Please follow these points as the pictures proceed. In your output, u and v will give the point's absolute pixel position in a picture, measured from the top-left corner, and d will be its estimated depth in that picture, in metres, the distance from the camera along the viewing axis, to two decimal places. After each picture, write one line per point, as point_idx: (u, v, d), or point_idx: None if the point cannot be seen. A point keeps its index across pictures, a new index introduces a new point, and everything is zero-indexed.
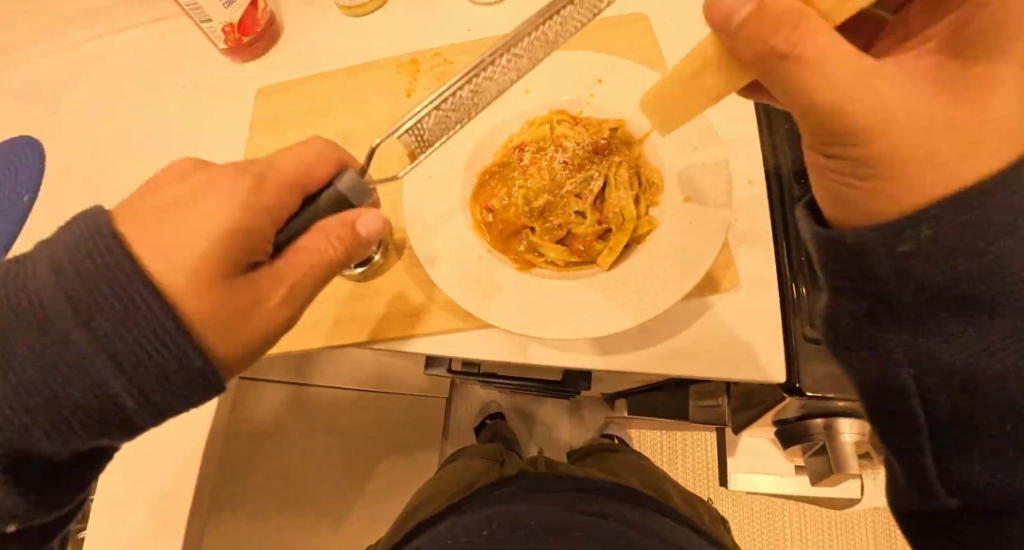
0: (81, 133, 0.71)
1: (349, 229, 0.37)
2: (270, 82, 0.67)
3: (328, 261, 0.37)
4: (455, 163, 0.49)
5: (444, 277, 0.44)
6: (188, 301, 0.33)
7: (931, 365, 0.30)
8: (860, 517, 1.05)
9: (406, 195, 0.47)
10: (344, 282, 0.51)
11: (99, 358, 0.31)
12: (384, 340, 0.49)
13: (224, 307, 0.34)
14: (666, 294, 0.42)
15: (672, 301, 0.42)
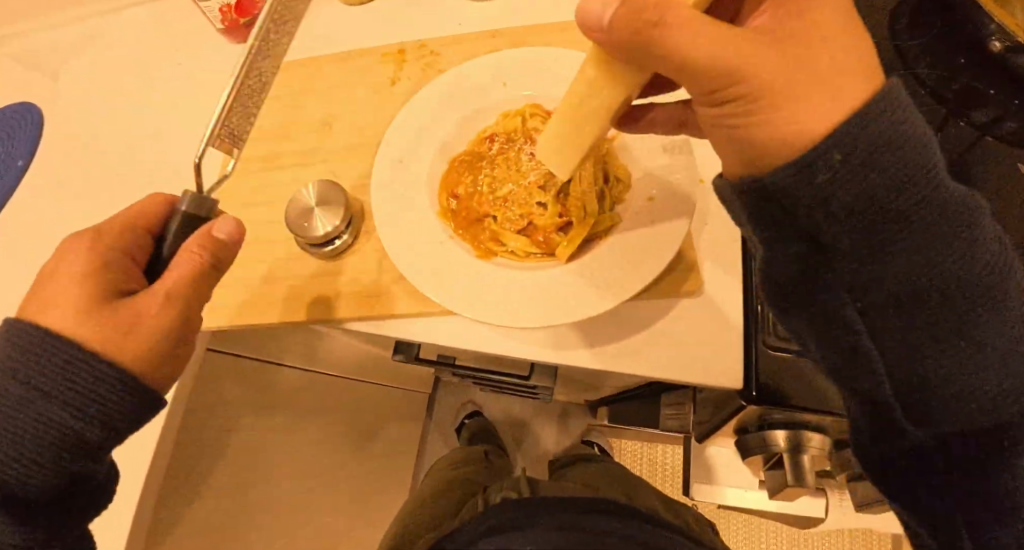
0: (84, 104, 0.73)
1: (207, 235, 0.41)
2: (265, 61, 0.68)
3: (198, 271, 0.40)
4: (426, 149, 0.50)
5: (405, 260, 0.45)
6: (79, 331, 0.36)
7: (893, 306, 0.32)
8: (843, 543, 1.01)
9: (377, 179, 0.49)
10: (312, 260, 0.52)
11: (34, 405, 0.35)
12: (344, 321, 0.50)
13: (110, 327, 0.37)
14: (618, 289, 0.42)
15: (622, 298, 0.41)
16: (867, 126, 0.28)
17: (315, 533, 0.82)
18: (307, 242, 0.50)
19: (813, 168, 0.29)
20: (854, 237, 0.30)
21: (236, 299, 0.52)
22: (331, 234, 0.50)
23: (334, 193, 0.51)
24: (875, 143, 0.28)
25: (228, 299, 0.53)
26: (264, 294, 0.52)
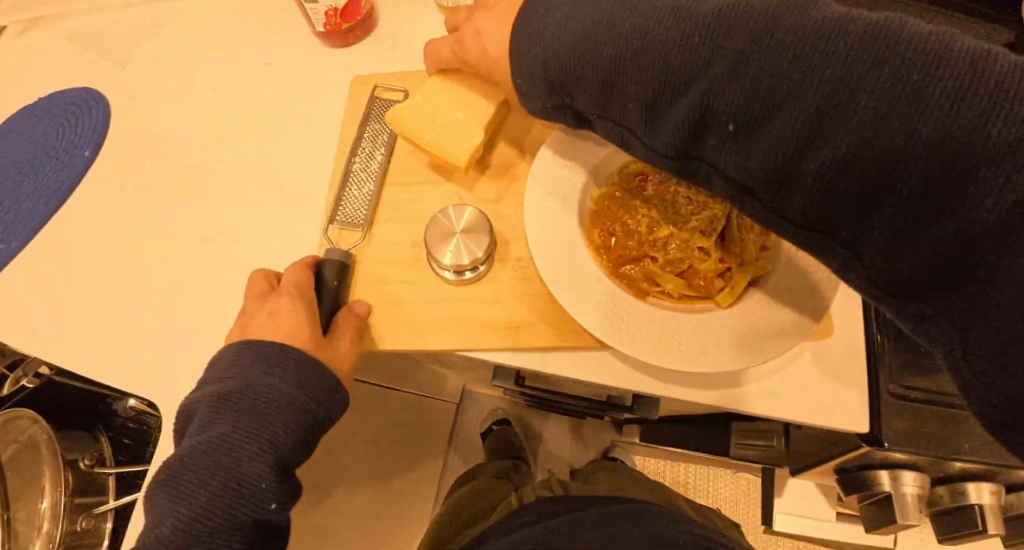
0: (164, 108, 0.71)
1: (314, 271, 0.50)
2: (363, 73, 0.67)
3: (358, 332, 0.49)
4: (576, 182, 0.50)
5: (565, 295, 0.45)
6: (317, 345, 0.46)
7: (826, 186, 0.29)
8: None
9: (528, 206, 0.48)
10: (444, 285, 0.51)
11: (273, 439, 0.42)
12: (482, 350, 0.49)
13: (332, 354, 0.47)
14: (785, 336, 0.43)
15: (791, 345, 0.42)
16: (798, 31, 0.29)
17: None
18: (446, 267, 0.49)
19: (739, 116, 0.31)
20: (864, 126, 0.27)
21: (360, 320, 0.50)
22: (469, 263, 0.49)
23: (477, 221, 0.50)
24: (867, 51, 0.27)
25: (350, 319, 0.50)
26: (391, 316, 0.50)
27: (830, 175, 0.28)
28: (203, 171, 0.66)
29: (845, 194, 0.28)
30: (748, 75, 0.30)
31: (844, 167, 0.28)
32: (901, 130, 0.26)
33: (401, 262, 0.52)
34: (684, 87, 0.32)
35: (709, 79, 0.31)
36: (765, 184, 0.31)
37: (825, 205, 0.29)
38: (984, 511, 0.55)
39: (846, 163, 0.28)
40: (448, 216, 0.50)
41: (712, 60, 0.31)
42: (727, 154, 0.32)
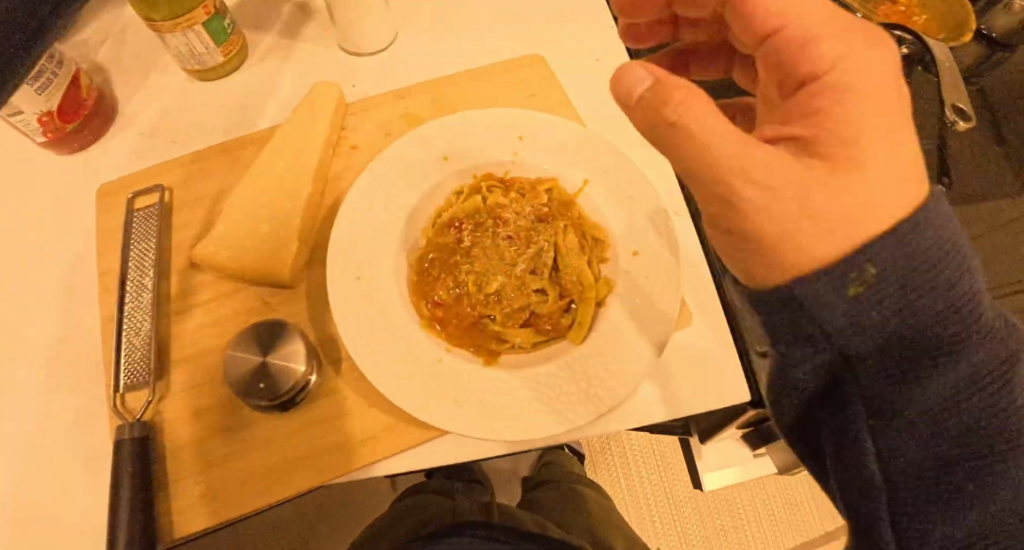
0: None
1: None
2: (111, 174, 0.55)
3: None
4: (385, 254, 0.44)
5: (404, 392, 0.39)
6: None
7: (882, 439, 0.31)
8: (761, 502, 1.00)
9: (333, 300, 0.41)
10: (274, 418, 0.43)
11: None
12: (343, 475, 0.42)
13: None
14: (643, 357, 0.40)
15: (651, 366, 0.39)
16: (893, 254, 0.29)
17: None
18: (267, 402, 0.42)
19: (877, 419, 0.31)
20: (971, 373, 0.30)
21: (189, 493, 0.42)
22: (294, 387, 0.42)
23: (288, 335, 0.43)
24: (908, 266, 0.29)
25: (178, 497, 0.42)
26: (226, 475, 0.42)
27: (867, 430, 0.31)
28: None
29: (872, 441, 0.32)
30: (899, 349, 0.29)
31: (871, 424, 0.31)
32: (943, 369, 0.30)
33: (219, 407, 0.44)
34: (807, 368, 0.31)
35: (830, 322, 0.29)
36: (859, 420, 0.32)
37: (877, 447, 0.31)
38: None
39: (871, 422, 0.31)
40: (252, 341, 0.43)
41: (820, 309, 0.29)
42: (893, 474, 0.32)
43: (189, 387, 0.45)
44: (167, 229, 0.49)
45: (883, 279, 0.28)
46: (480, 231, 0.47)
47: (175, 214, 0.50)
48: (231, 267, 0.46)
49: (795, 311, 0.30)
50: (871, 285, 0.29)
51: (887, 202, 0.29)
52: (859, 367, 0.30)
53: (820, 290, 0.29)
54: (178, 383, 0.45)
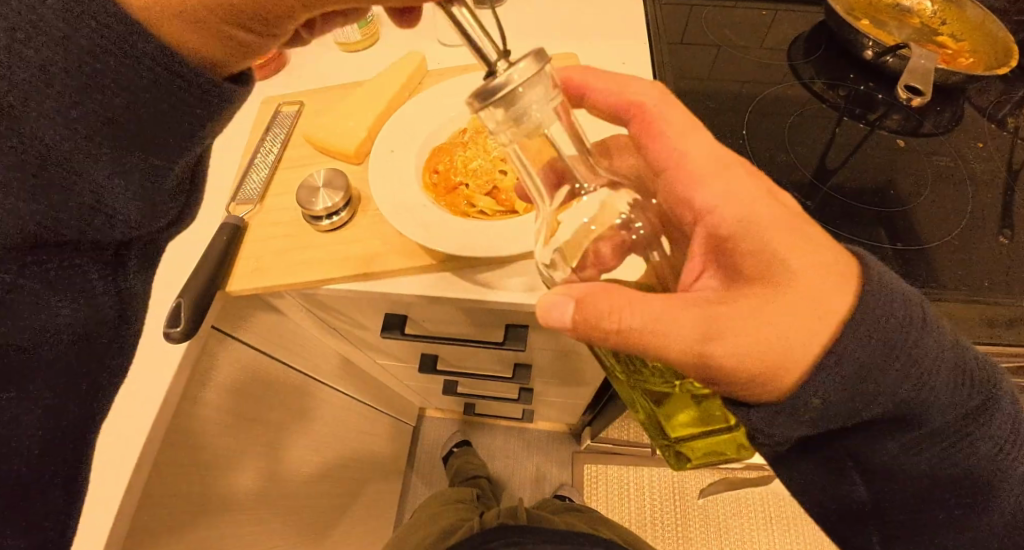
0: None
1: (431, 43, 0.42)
2: (273, 93, 0.79)
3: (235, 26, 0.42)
4: (413, 138, 0.63)
5: (390, 214, 0.58)
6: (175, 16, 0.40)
7: (867, 408, 0.42)
8: None
9: (372, 158, 0.62)
10: (314, 233, 0.63)
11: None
12: (341, 279, 0.61)
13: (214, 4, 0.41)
14: None
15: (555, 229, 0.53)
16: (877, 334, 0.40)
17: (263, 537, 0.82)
18: (311, 215, 0.62)
19: (860, 383, 0.41)
20: (915, 383, 0.41)
21: (249, 267, 0.62)
22: (333, 207, 0.61)
23: (338, 178, 0.62)
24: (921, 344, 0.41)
25: (243, 267, 0.62)
26: (273, 262, 0.62)
27: (862, 407, 0.42)
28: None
29: (868, 403, 0.41)
30: (893, 374, 0.41)
31: (872, 406, 0.42)
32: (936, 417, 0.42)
33: (283, 222, 0.64)
34: (840, 381, 0.40)
35: (878, 369, 0.40)
36: (862, 409, 0.42)
37: (866, 410, 0.42)
38: None
39: (873, 406, 0.42)
40: (314, 177, 0.63)
41: (863, 372, 0.40)
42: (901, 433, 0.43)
43: (273, 208, 0.66)
44: (294, 125, 0.72)
45: (893, 337, 0.40)
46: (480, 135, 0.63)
47: (302, 117, 0.73)
48: (321, 143, 0.68)
49: (868, 357, 0.40)
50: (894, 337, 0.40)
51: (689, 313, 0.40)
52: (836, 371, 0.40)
53: (862, 354, 0.40)
54: (269, 204, 0.66)
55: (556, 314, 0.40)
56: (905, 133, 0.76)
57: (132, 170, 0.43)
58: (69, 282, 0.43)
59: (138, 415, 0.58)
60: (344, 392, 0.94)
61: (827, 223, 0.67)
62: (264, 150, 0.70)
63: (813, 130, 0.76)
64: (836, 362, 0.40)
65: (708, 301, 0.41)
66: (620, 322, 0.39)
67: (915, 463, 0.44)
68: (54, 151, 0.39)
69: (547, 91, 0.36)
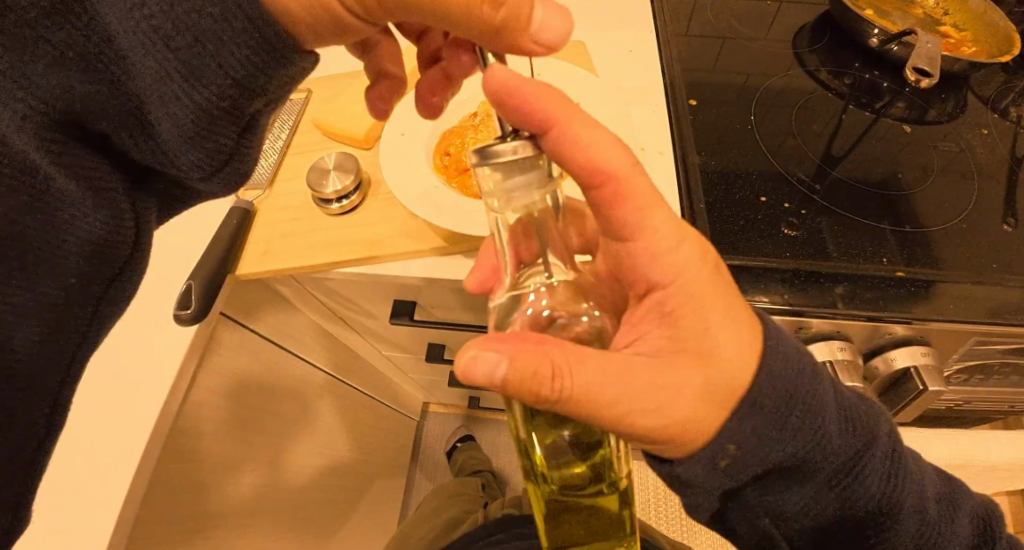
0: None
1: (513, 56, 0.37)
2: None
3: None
4: (422, 123, 0.63)
5: (402, 195, 0.57)
6: None
7: (775, 462, 0.40)
8: None
9: (384, 140, 0.62)
10: (324, 216, 0.63)
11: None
12: (351, 262, 0.60)
13: None
14: None
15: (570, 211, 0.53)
16: (771, 385, 0.39)
17: (268, 531, 0.80)
18: (321, 197, 0.61)
19: (762, 438, 0.39)
20: (818, 436, 0.40)
21: (258, 250, 0.62)
22: (342, 190, 0.61)
23: (348, 161, 0.62)
24: (823, 398, 0.41)
25: (252, 251, 0.62)
26: (281, 245, 0.62)
27: (767, 461, 0.40)
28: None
29: (779, 457, 0.40)
30: (795, 429, 0.39)
31: (776, 461, 0.40)
32: (847, 473, 0.42)
33: (293, 207, 0.64)
34: (740, 436, 0.39)
35: (783, 423, 0.39)
36: (764, 466, 0.40)
37: (772, 463, 0.40)
38: (835, 366, 0.61)
39: (781, 461, 0.40)
40: (325, 160, 0.63)
41: (764, 425, 0.39)
42: (811, 488, 0.42)
43: (282, 193, 0.66)
44: (302, 113, 0.72)
45: (787, 390, 0.39)
46: (491, 119, 0.62)
47: (310, 103, 0.73)
48: (330, 128, 0.68)
49: (767, 411, 0.39)
50: (790, 390, 0.39)
51: (618, 364, 0.37)
52: (738, 421, 0.39)
53: (765, 406, 0.39)
54: (277, 189, 0.66)
55: (484, 374, 0.33)
56: (911, 121, 0.77)
57: (166, 90, 0.37)
58: (98, 214, 0.40)
59: (146, 403, 0.57)
60: (350, 384, 0.93)
61: (837, 207, 0.67)
62: (271, 137, 0.70)
63: (820, 119, 0.77)
64: (734, 417, 0.39)
65: (647, 368, 0.38)
66: (564, 389, 0.34)
67: (819, 511, 0.43)
68: (123, 63, 0.36)
69: (543, 179, 0.33)
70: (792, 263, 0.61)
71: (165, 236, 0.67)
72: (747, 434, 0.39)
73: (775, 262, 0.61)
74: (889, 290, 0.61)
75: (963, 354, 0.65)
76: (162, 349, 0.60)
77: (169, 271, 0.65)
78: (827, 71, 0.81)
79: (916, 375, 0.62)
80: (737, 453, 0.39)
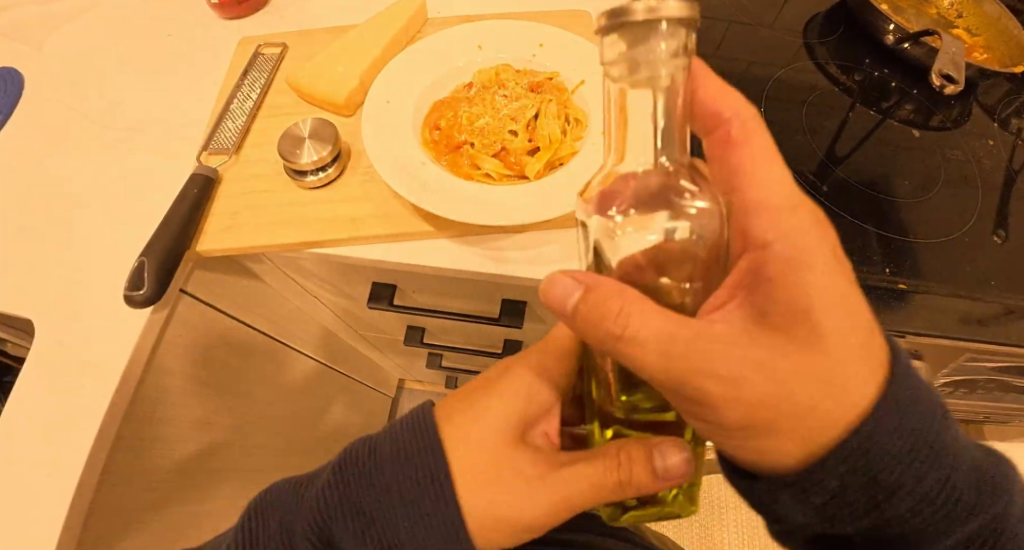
0: (53, 62, 0.72)
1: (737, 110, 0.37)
2: (250, 34, 0.71)
3: None
4: (411, 92, 0.57)
5: (384, 169, 0.51)
6: None
7: (861, 516, 0.33)
8: (750, 524, 1.06)
9: (367, 104, 0.55)
10: (298, 190, 0.57)
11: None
12: (326, 241, 0.55)
13: None
14: (566, 203, 0.49)
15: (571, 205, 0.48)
16: (896, 405, 0.32)
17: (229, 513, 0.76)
18: (295, 168, 0.55)
19: (863, 480, 0.32)
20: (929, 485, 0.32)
21: (223, 223, 0.56)
22: (318, 162, 0.55)
23: (327, 129, 0.56)
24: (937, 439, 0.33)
25: (215, 224, 0.56)
26: (248, 219, 0.56)
27: (856, 516, 0.33)
28: (88, 118, 0.68)
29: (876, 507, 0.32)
30: (910, 461, 0.32)
31: (864, 517, 0.33)
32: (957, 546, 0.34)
33: (262, 177, 0.58)
34: (830, 476, 0.32)
35: (891, 467, 0.32)
36: (851, 524, 0.33)
37: (858, 519, 0.33)
38: None
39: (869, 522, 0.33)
40: (300, 126, 0.56)
41: (872, 458, 0.31)
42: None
43: (251, 161, 0.59)
44: (276, 70, 0.65)
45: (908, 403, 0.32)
46: (487, 90, 0.56)
47: (284, 60, 0.66)
48: (307, 91, 0.61)
49: (873, 449, 0.31)
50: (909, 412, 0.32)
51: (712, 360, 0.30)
52: (845, 451, 0.31)
53: (875, 440, 0.31)
54: (246, 156, 0.59)
55: (559, 295, 0.31)
56: (914, 125, 0.74)
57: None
58: None
59: (96, 389, 0.53)
60: (324, 364, 0.89)
61: (843, 212, 0.64)
62: (239, 97, 0.63)
63: (827, 113, 0.73)
64: (843, 452, 0.31)
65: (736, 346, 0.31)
66: (629, 327, 0.29)
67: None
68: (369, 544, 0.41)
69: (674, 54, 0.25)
70: None
71: (122, 205, 0.62)
72: (853, 469, 0.31)
73: None
74: (887, 302, 0.58)
75: (952, 369, 0.64)
76: (116, 331, 0.55)
77: (128, 243, 0.60)
78: (840, 66, 0.77)
79: None
80: (825, 515, 0.33)
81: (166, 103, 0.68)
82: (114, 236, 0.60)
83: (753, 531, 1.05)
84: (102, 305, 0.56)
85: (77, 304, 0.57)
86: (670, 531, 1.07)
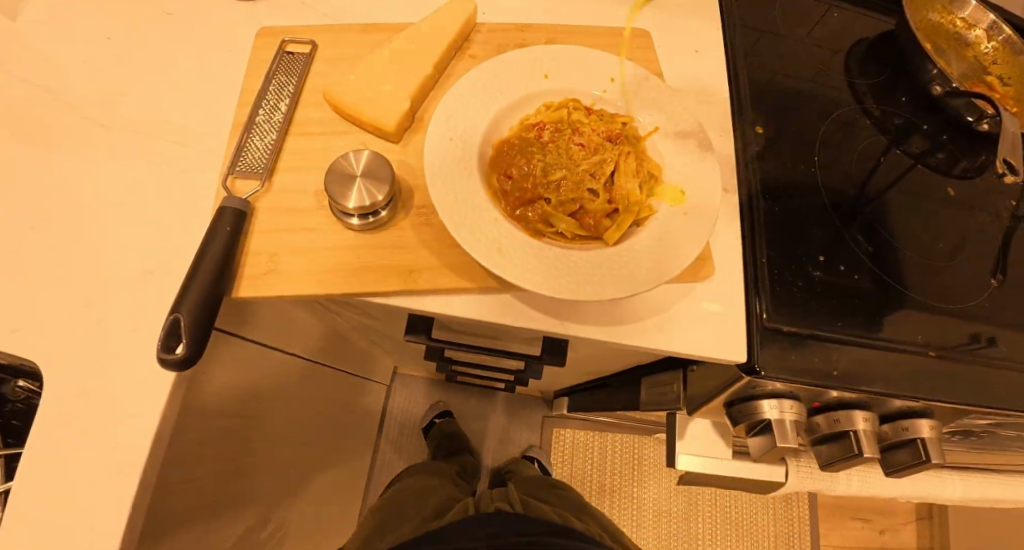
0: (20, 31, 0.60)
1: None
2: (266, 18, 0.62)
3: None
4: (475, 128, 0.52)
5: (455, 225, 0.47)
6: None
7: None
8: (723, 512, 1.17)
9: (430, 139, 0.50)
10: (346, 231, 0.52)
11: None
12: (381, 293, 0.51)
13: None
14: (651, 276, 0.46)
15: (658, 282, 0.46)
16: None
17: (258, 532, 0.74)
18: (343, 210, 0.50)
19: None
20: None
21: (263, 266, 0.50)
22: (371, 206, 0.50)
23: (383, 169, 0.51)
24: None
25: (254, 266, 0.50)
26: (292, 262, 0.51)
27: None
28: (68, 106, 0.57)
29: None
30: None
31: None
32: None
33: (303, 211, 0.52)
34: None
35: None
36: None
37: None
38: (859, 436, 0.60)
39: None
40: (351, 162, 0.51)
41: None
42: None
43: (287, 189, 0.53)
44: (306, 75, 0.57)
45: None
46: (559, 135, 0.53)
47: (315, 64, 0.58)
48: (348, 110, 0.55)
49: None
50: None
51: None
52: None
53: None
54: (281, 183, 0.53)
55: None
56: (938, 172, 0.72)
57: None
58: None
59: (125, 450, 0.48)
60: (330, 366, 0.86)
61: (885, 271, 0.63)
62: (267, 109, 0.55)
63: (862, 152, 0.71)
64: None
65: None
66: None
67: None
68: None
69: None
70: (846, 333, 0.58)
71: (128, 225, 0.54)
72: None
73: (829, 330, 0.58)
74: (928, 370, 0.59)
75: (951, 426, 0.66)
76: (139, 382, 0.50)
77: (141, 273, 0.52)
78: (881, 106, 0.74)
79: (922, 445, 0.62)
80: None
81: (166, 95, 0.58)
82: (122, 262, 0.52)
83: (727, 520, 1.17)
84: (120, 348, 0.50)
85: (88, 346, 0.50)
86: (650, 517, 1.16)
